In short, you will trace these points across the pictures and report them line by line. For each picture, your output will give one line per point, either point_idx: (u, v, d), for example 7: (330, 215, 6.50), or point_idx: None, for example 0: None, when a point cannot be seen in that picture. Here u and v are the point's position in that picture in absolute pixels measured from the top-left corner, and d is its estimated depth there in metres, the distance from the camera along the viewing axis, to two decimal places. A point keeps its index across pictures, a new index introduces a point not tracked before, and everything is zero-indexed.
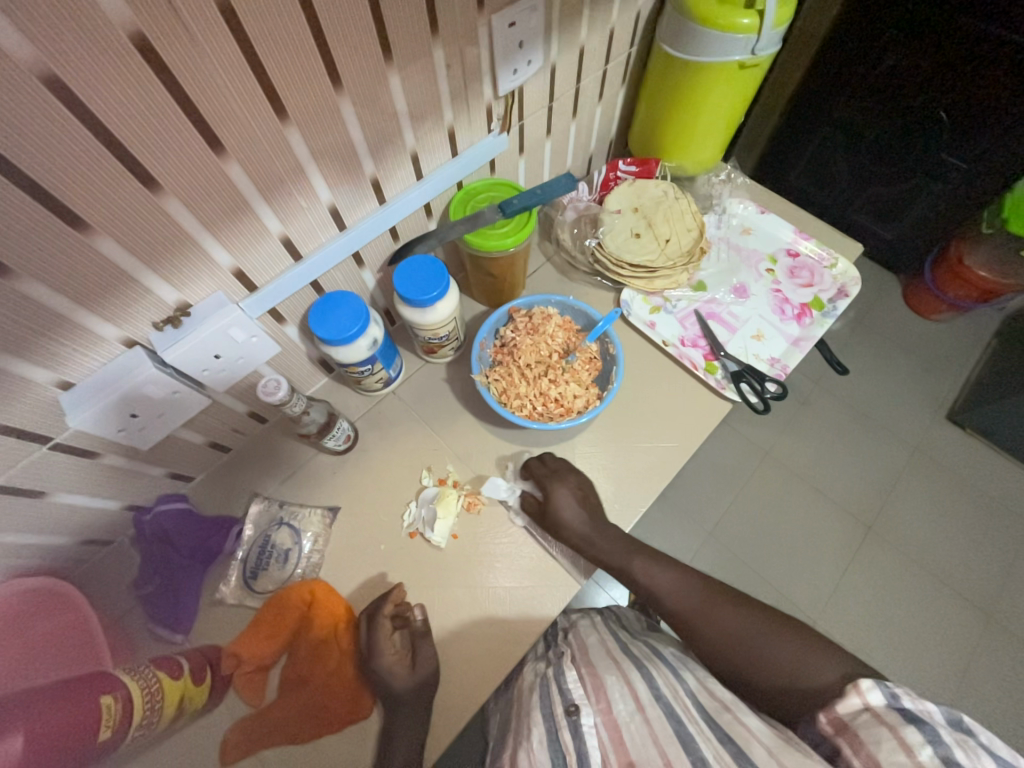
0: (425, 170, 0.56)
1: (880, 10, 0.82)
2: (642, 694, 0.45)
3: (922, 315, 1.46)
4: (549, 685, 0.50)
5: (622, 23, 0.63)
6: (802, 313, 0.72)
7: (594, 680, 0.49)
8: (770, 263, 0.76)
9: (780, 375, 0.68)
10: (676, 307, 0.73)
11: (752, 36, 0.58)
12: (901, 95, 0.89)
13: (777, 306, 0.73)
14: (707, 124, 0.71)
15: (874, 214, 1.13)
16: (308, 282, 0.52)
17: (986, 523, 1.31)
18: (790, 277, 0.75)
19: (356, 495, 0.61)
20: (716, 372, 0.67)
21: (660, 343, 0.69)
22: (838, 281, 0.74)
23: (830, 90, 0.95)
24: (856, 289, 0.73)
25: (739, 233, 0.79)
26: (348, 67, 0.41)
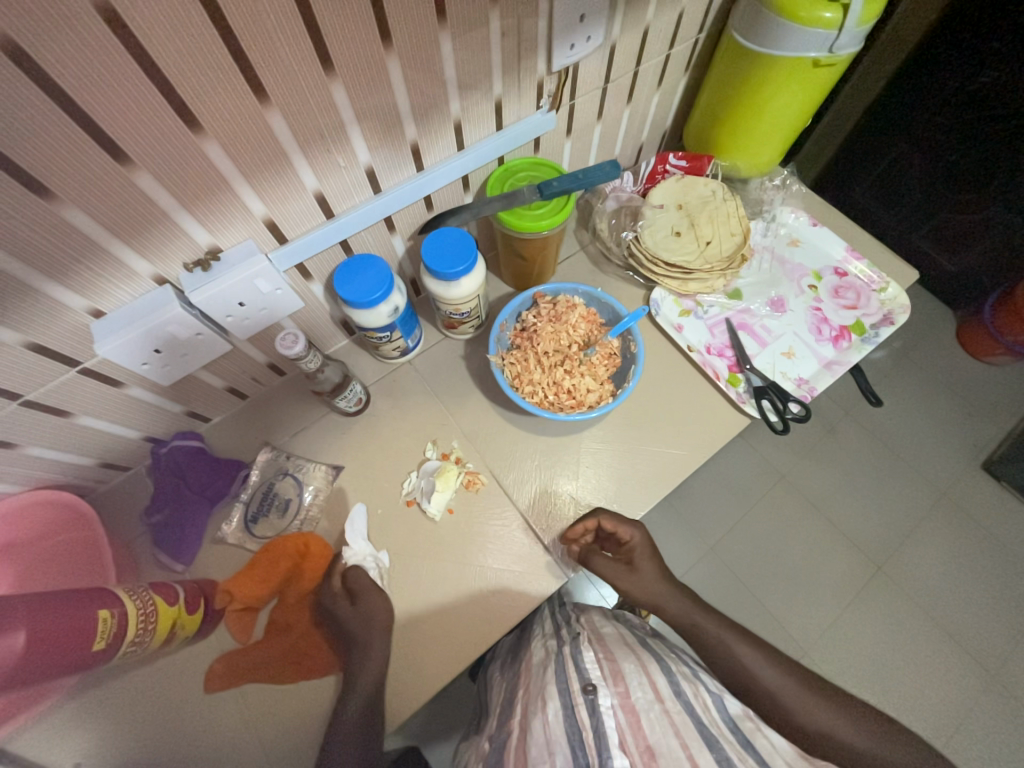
0: (467, 141, 0.54)
1: (988, 19, 0.74)
2: (662, 687, 0.45)
3: (973, 355, 1.37)
4: (566, 663, 0.49)
5: (694, 7, 0.60)
6: (840, 336, 0.68)
7: (611, 665, 0.48)
8: (814, 279, 0.72)
9: (807, 397, 0.65)
10: (707, 313, 0.70)
11: (832, 32, 0.54)
12: (996, 115, 0.81)
13: (815, 325, 0.69)
14: (770, 124, 0.67)
15: (938, 241, 1.07)
16: (337, 242, 0.52)
17: (1008, 581, 1.24)
18: (834, 297, 0.71)
19: (360, 457, 0.62)
20: (738, 385, 0.65)
21: (684, 347, 0.67)
22: (885, 308, 0.70)
23: (912, 107, 0.88)
24: (903, 319, 0.69)
25: (785, 244, 0.75)
26: (400, 25, 0.40)
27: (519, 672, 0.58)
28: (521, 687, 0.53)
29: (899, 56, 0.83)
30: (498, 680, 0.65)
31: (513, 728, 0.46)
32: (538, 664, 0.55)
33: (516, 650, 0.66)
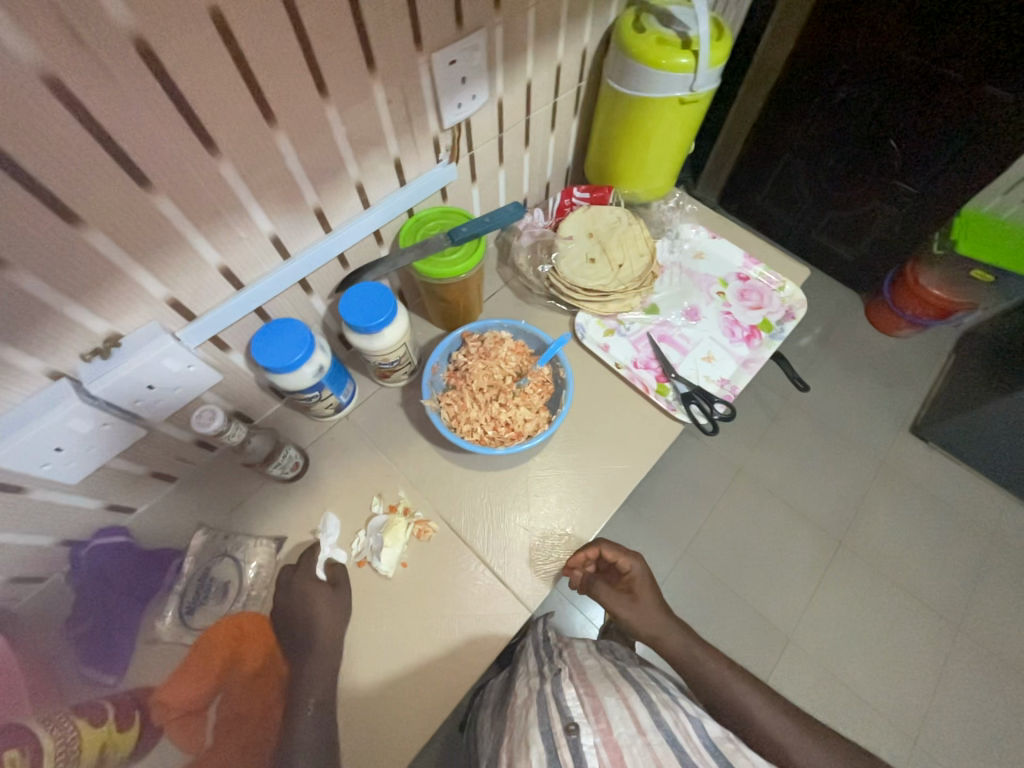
0: (372, 199, 0.56)
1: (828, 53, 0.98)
2: (643, 718, 0.45)
3: (885, 332, 1.51)
4: (547, 702, 0.48)
5: (569, 60, 0.66)
6: (751, 335, 0.74)
7: (593, 699, 0.48)
8: (721, 286, 0.78)
9: (730, 396, 0.69)
10: (629, 330, 0.74)
11: (689, 75, 0.61)
12: (853, 124, 1.02)
13: (727, 328, 0.74)
14: (657, 154, 0.74)
15: (835, 235, 1.26)
16: (251, 310, 0.52)
17: (951, 534, 1.34)
18: (740, 300, 0.77)
19: (306, 523, 0.60)
20: (667, 394, 0.69)
21: (613, 365, 0.71)
22: (786, 305, 0.77)
23: (793, 114, 1.09)
24: (802, 313, 0.76)
25: (691, 257, 0.81)
26: (282, 104, 0.41)
27: (506, 717, 0.56)
28: (506, 735, 0.50)
29: (768, 81, 1.09)
30: (488, 730, 0.62)
31: None
32: (521, 705, 0.52)
33: (496, 700, 0.64)
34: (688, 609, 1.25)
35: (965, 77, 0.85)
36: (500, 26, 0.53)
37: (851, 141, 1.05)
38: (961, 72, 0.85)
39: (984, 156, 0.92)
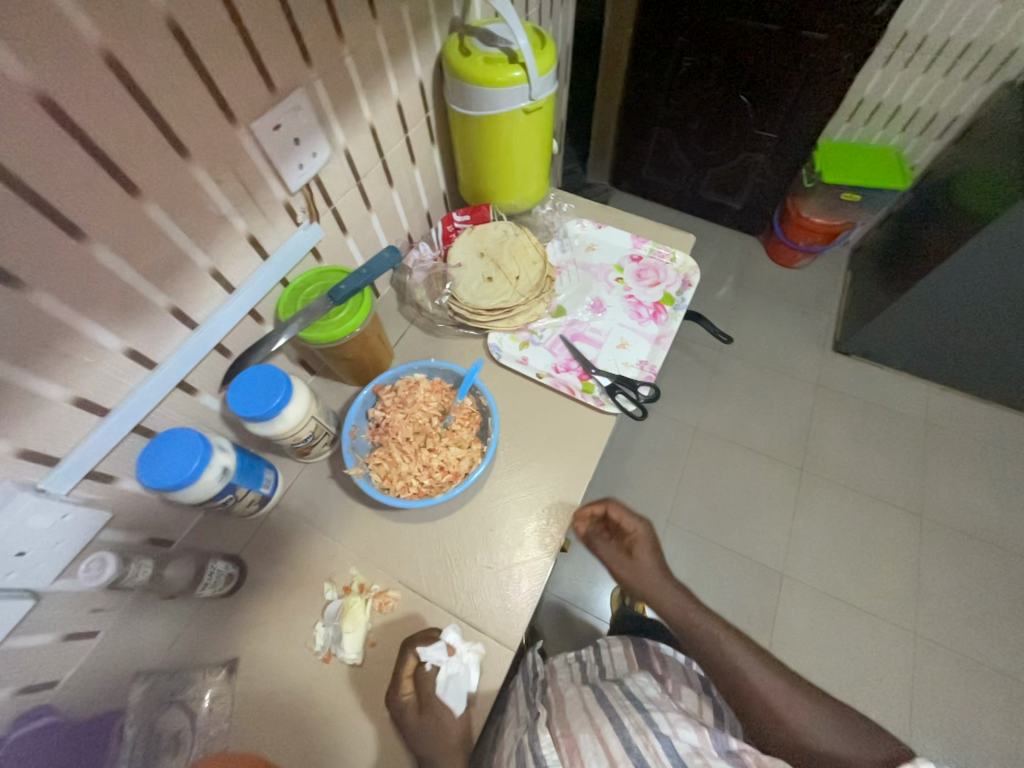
0: (235, 281, 0.53)
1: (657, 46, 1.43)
2: (615, 750, 0.46)
3: (786, 266, 1.76)
4: (524, 757, 0.49)
5: (408, 95, 0.65)
6: (657, 312, 0.76)
7: (568, 741, 0.49)
8: (618, 271, 0.80)
9: (652, 375, 0.71)
10: (542, 337, 0.74)
11: (525, 86, 0.63)
12: (714, 100, 1.48)
13: (633, 311, 0.76)
14: (522, 164, 0.74)
15: (720, 192, 1.75)
16: (126, 432, 0.47)
17: (892, 431, 1.47)
18: (639, 281, 0.79)
19: (256, 635, 0.55)
20: (593, 390, 0.69)
21: (535, 376, 0.70)
22: (681, 273, 0.80)
23: (660, 111, 1.59)
24: (697, 278, 0.79)
25: (584, 251, 0.83)
26: (88, 216, 0.37)
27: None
28: None
29: (619, 61, 1.54)
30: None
31: None
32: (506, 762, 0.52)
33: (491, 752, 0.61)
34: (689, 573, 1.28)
35: (787, 29, 1.25)
36: (320, 80, 0.51)
37: (706, 99, 1.48)
38: (779, 30, 1.25)
39: (811, 92, 1.34)
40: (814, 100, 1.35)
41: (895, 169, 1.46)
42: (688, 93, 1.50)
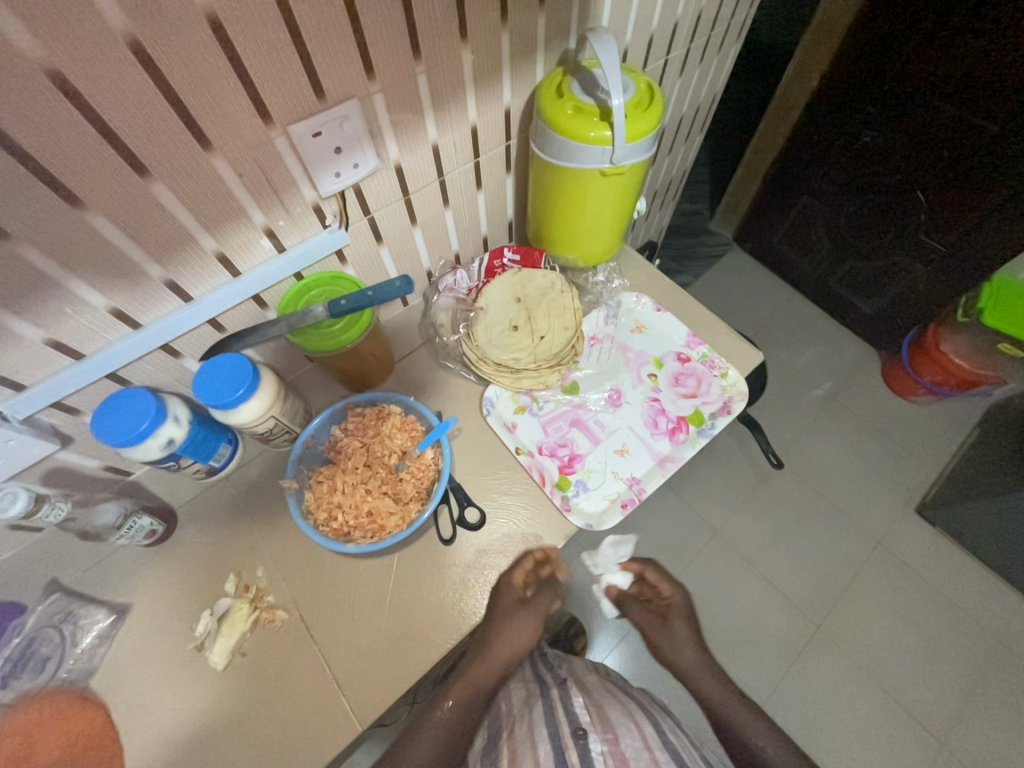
0: (242, 268, 0.53)
1: (839, 109, 1.24)
2: (651, 737, 0.51)
3: (900, 396, 1.49)
4: (555, 707, 0.54)
5: (487, 120, 0.61)
6: (676, 428, 0.67)
7: (601, 716, 0.53)
8: (654, 366, 0.71)
9: (636, 498, 0.63)
10: (542, 409, 0.69)
11: (607, 148, 0.55)
12: (882, 188, 1.25)
13: (650, 417, 0.68)
14: (591, 223, 0.67)
15: (852, 289, 1.52)
16: (96, 379, 0.50)
17: (950, 633, 1.21)
18: (673, 385, 0.70)
19: (152, 594, 0.57)
20: (567, 489, 0.63)
21: (514, 448, 0.65)
22: (726, 394, 0.69)
23: (817, 179, 1.39)
24: (740, 408, 0.67)
25: (629, 330, 0.74)
26: (87, 187, 0.38)
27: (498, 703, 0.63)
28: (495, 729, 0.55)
29: (791, 115, 1.36)
30: None
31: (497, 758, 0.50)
32: (514, 709, 0.56)
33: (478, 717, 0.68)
34: (644, 682, 1.16)
35: (1006, 135, 0.99)
36: (380, 93, 0.49)
37: (875, 183, 1.26)
38: (996, 134, 1.01)
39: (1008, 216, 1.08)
40: (1010, 225, 1.08)
41: None
42: (855, 170, 1.28)
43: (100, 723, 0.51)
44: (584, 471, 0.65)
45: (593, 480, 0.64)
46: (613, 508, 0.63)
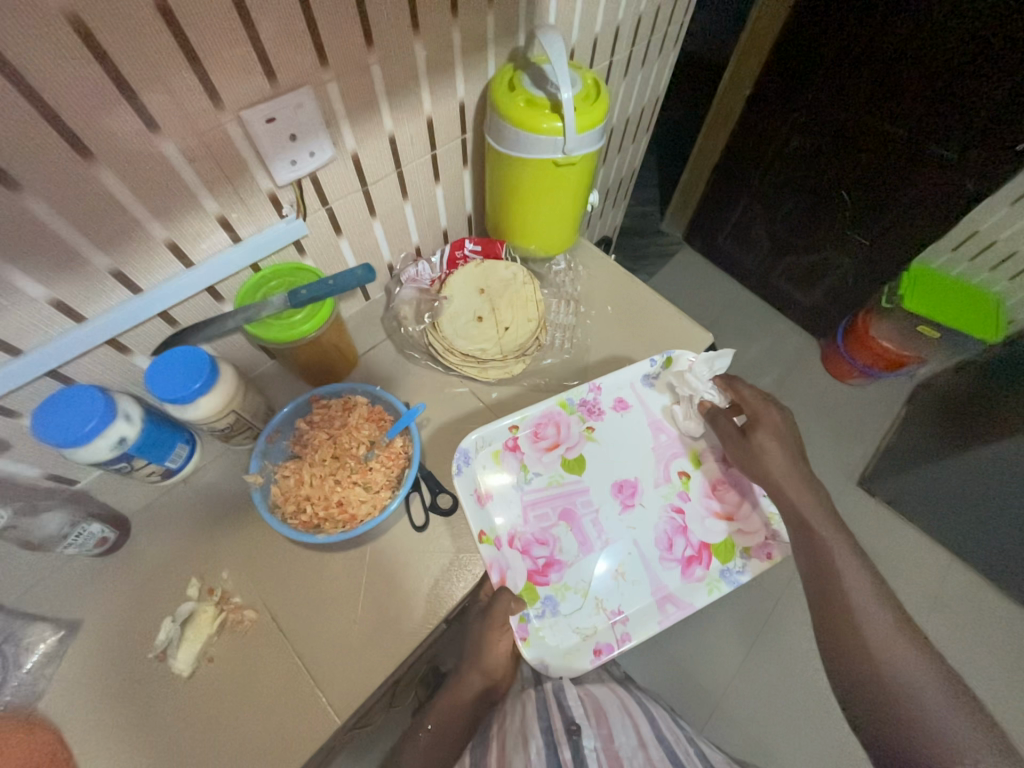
0: (196, 258, 0.51)
1: (772, 114, 1.33)
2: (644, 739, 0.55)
3: (839, 379, 1.61)
4: (549, 700, 0.56)
5: (442, 113, 0.62)
6: (693, 560, 0.62)
7: (593, 711, 0.57)
8: (690, 465, 0.67)
9: (615, 644, 0.57)
10: (528, 483, 0.64)
11: (559, 138, 0.58)
12: (812, 187, 1.36)
13: (665, 537, 0.63)
14: (548, 213, 0.70)
15: (792, 283, 1.63)
16: (35, 377, 0.47)
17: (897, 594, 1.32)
18: (700, 500, 0.65)
19: (106, 606, 0.54)
20: (533, 606, 0.58)
21: (476, 533, 0.59)
22: (772, 524, 0.62)
23: (754, 178, 1.49)
24: (781, 556, 0.61)
25: (668, 409, 0.69)
26: (22, 169, 0.37)
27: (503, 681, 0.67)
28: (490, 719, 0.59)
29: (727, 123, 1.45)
30: None
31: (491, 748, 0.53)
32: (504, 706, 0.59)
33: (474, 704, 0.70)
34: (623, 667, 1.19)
35: (913, 140, 1.11)
36: (334, 81, 0.49)
37: (806, 182, 1.37)
38: (905, 139, 1.12)
39: (921, 212, 1.19)
40: (920, 219, 1.20)
41: (987, 318, 1.29)
42: (788, 173, 1.39)
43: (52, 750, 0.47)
44: (559, 587, 0.59)
45: (566, 603, 0.59)
46: (579, 648, 0.57)
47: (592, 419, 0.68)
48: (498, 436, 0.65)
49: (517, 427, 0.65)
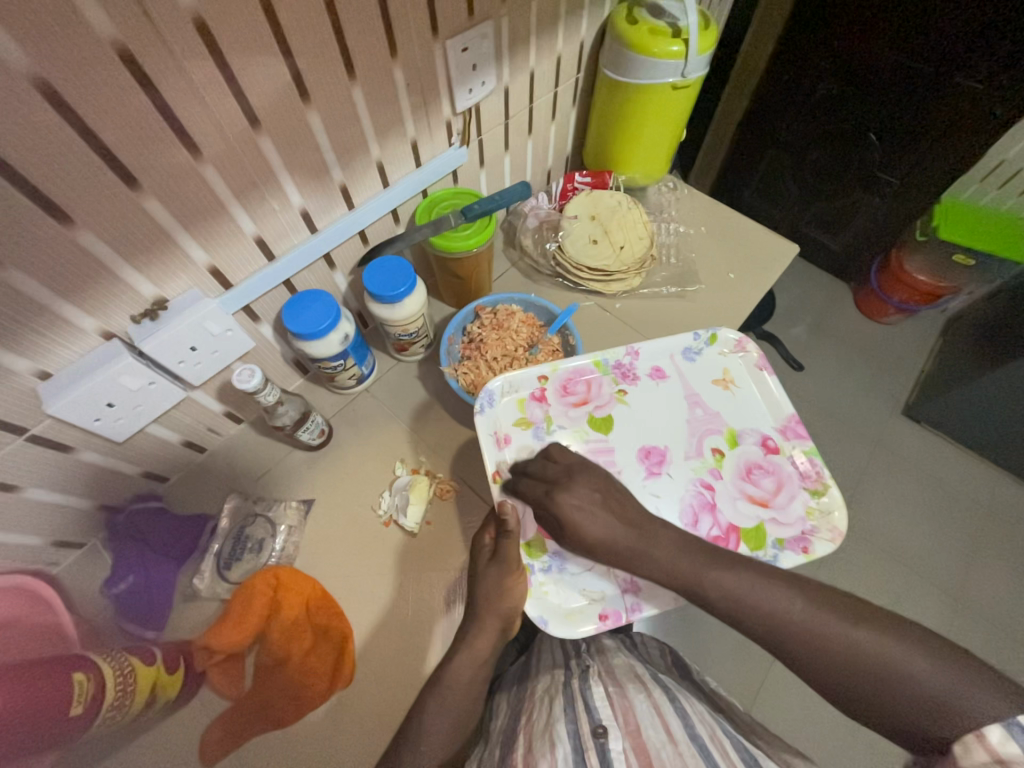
0: (390, 178, 0.60)
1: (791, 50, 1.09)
2: (675, 727, 0.46)
3: (873, 317, 1.46)
4: (576, 704, 0.49)
5: (568, 51, 0.71)
6: (726, 536, 0.54)
7: (621, 704, 0.50)
8: (726, 445, 0.59)
9: (624, 613, 0.51)
10: (547, 432, 0.59)
11: (681, 61, 0.66)
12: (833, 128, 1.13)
13: (691, 512, 0.55)
14: (652, 140, 0.79)
15: (823, 228, 1.39)
16: (281, 282, 0.55)
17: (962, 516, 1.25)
18: (741, 477, 0.57)
19: (330, 486, 0.63)
20: (537, 557, 0.53)
21: (490, 467, 0.57)
22: (811, 521, 0.55)
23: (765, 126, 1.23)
24: (819, 553, 0.53)
25: (715, 381, 0.63)
26: (318, 86, 0.45)
27: None
28: (523, 721, 0.52)
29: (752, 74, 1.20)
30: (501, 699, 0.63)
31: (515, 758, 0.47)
32: (539, 702, 0.53)
33: None
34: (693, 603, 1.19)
35: (940, 70, 0.94)
36: (507, 17, 0.58)
37: (831, 128, 1.13)
38: (930, 72, 0.95)
39: (948, 155, 1.04)
40: (953, 154, 1.03)
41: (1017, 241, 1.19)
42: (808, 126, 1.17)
43: (317, 587, 0.57)
44: None
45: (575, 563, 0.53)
46: (569, 608, 0.51)
47: (626, 383, 0.62)
48: (526, 383, 0.61)
49: (547, 378, 0.61)
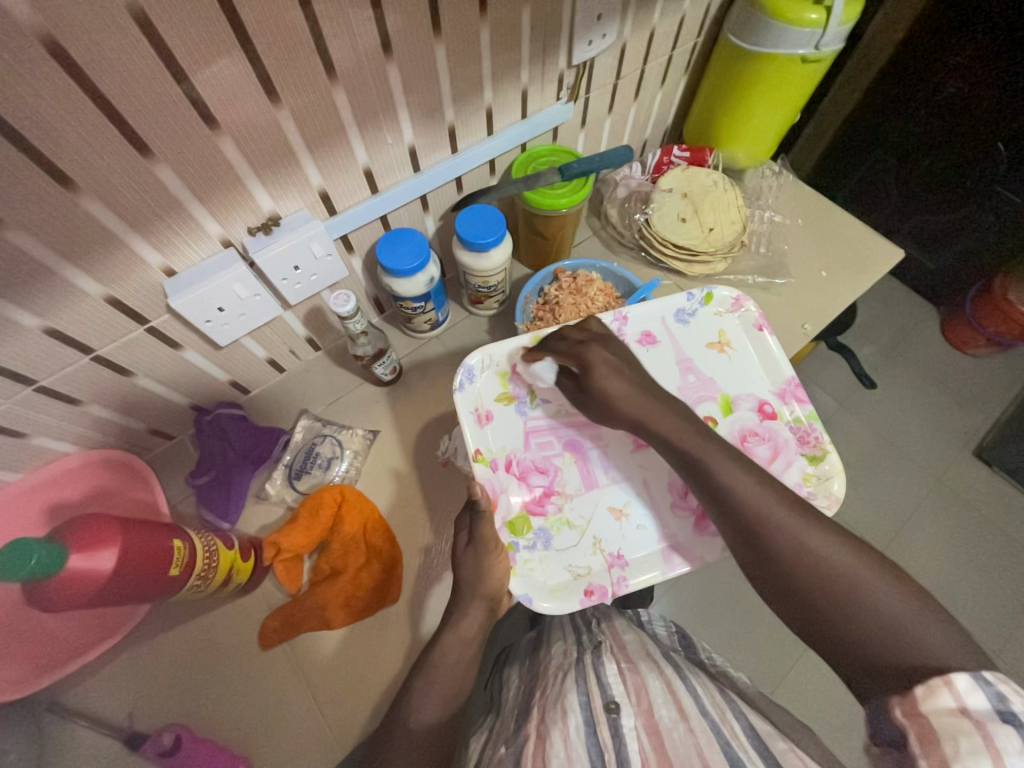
0: (495, 127, 0.60)
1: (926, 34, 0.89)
2: (687, 705, 0.44)
3: (959, 350, 1.30)
4: (589, 678, 0.49)
5: (693, 12, 0.67)
6: None
7: (634, 682, 0.49)
8: (720, 412, 0.57)
9: (612, 586, 0.51)
10: (535, 408, 0.57)
11: (817, 31, 0.61)
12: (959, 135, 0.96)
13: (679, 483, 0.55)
14: (762, 119, 0.74)
15: (920, 242, 1.21)
16: (376, 217, 0.56)
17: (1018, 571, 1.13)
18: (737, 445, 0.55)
19: (395, 422, 0.67)
20: (523, 533, 0.53)
21: (473, 449, 0.54)
22: (808, 487, 0.53)
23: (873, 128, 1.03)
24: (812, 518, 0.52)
25: (716, 347, 0.60)
26: (451, 20, 0.45)
27: None
28: (538, 692, 0.52)
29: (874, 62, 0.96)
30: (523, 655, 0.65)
31: (528, 723, 0.47)
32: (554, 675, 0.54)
33: None
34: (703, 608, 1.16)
35: None
36: None
37: (957, 131, 0.95)
38: None
39: None
40: None
41: None
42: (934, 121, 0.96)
43: (375, 513, 0.62)
44: (555, 520, 0.54)
45: (561, 537, 0.53)
46: (551, 586, 0.51)
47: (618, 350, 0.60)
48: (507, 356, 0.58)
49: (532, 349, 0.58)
